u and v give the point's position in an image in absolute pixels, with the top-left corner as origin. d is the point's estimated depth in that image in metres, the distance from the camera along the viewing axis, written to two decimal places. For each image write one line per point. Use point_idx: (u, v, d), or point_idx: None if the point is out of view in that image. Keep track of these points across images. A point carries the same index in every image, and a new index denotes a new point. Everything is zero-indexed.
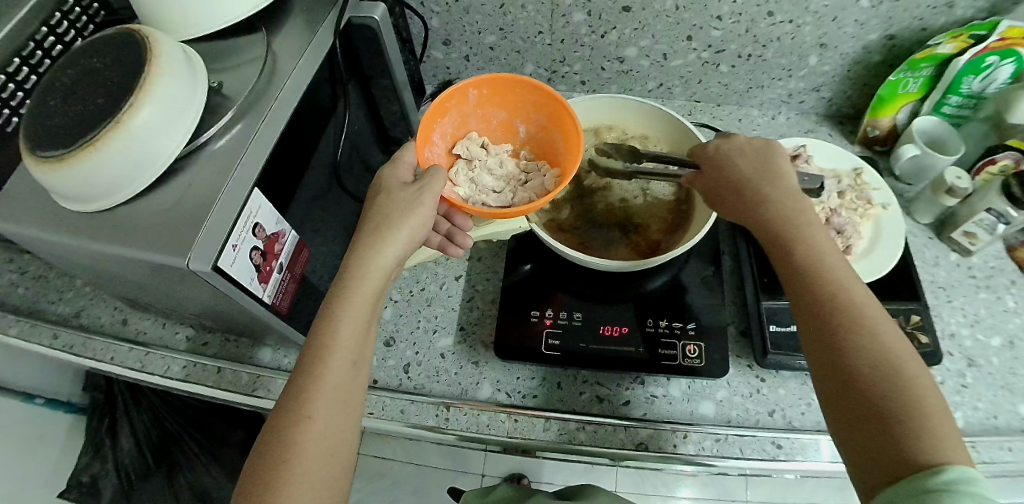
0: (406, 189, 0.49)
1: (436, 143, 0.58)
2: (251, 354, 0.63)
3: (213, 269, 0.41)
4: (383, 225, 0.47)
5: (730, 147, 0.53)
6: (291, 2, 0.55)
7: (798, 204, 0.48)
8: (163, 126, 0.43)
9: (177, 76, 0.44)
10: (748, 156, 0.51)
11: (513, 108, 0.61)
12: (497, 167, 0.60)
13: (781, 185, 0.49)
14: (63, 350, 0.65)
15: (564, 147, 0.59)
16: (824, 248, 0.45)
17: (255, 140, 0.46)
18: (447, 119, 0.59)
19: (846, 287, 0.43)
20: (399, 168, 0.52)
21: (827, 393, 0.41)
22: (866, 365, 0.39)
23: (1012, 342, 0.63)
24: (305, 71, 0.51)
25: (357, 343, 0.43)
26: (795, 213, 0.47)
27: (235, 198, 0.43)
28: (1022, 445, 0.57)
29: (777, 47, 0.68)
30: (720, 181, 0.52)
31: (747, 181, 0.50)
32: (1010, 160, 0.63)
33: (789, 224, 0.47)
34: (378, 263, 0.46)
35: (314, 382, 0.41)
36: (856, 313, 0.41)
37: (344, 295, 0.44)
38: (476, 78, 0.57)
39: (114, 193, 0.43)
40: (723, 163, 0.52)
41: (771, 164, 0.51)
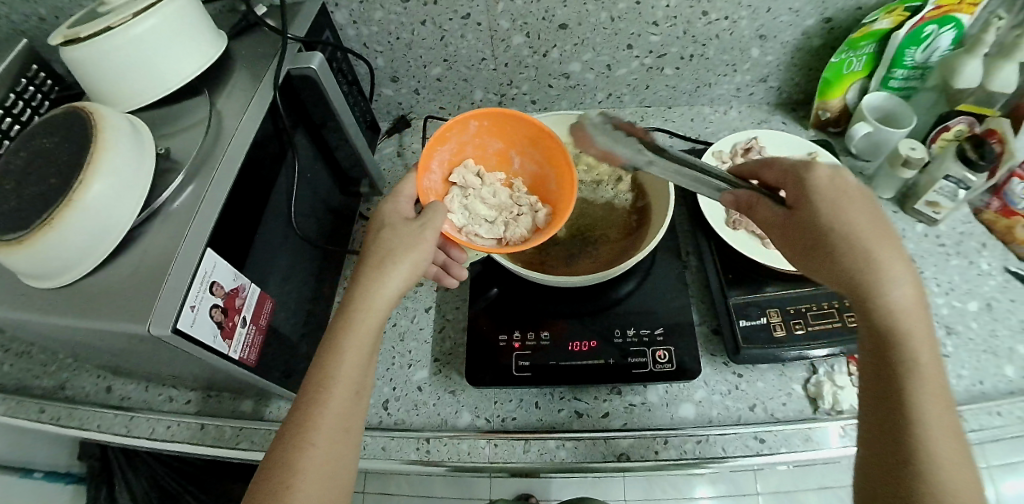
0: (409, 224, 0.49)
1: (433, 171, 0.58)
2: (235, 407, 0.64)
3: (173, 332, 0.41)
4: (387, 258, 0.47)
5: (842, 191, 0.42)
6: (233, 62, 0.57)
7: (910, 272, 0.39)
8: (116, 197, 0.44)
9: (126, 147, 0.46)
10: (854, 205, 0.41)
11: (510, 139, 0.61)
12: (491, 196, 0.59)
13: (896, 253, 0.39)
14: (50, 423, 0.65)
15: (557, 185, 0.60)
16: (927, 340, 0.38)
17: (206, 199, 0.47)
18: (446, 147, 0.59)
19: (932, 386, 0.37)
20: (400, 202, 0.52)
21: (871, 474, 0.38)
22: (925, 469, 0.35)
23: (989, 304, 0.63)
24: (250, 127, 0.52)
25: (359, 373, 0.43)
26: (905, 294, 0.39)
27: (190, 259, 0.44)
28: (1010, 408, 0.56)
29: (717, 44, 0.69)
30: (810, 225, 0.42)
31: (851, 236, 0.40)
32: (963, 124, 0.63)
33: (894, 305, 0.38)
34: (383, 293, 0.46)
35: (316, 408, 0.41)
36: (932, 417, 0.36)
37: (348, 322, 0.44)
38: (479, 110, 0.58)
39: (73, 268, 0.44)
40: (824, 211, 0.41)
41: (884, 223, 0.40)
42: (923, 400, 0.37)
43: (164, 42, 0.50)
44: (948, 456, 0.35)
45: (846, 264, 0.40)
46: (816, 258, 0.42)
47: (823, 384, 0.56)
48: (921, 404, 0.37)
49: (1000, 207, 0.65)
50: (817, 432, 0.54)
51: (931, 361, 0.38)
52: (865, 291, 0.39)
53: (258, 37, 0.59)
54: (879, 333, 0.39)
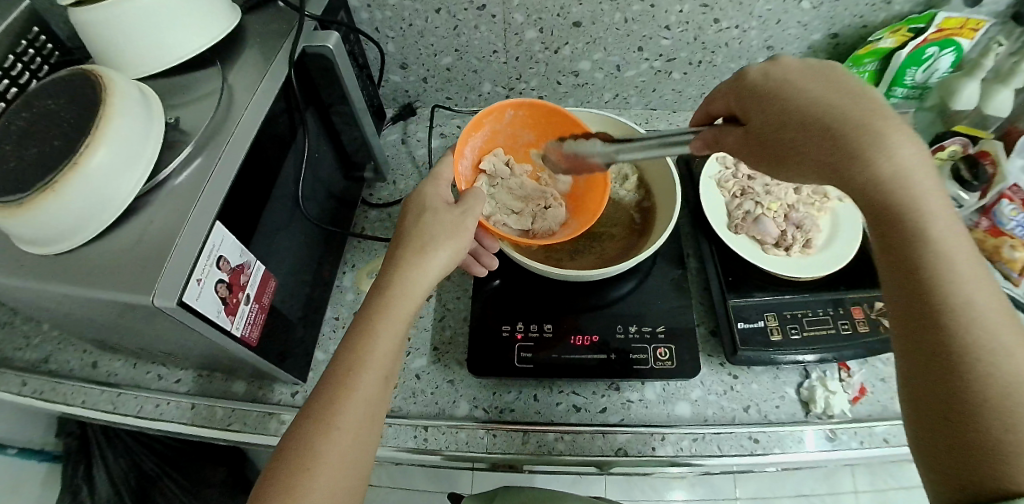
0: (451, 212, 0.50)
1: (467, 155, 0.60)
2: (226, 388, 0.62)
3: (179, 305, 0.40)
4: (429, 244, 0.47)
5: (804, 81, 0.42)
6: (246, 36, 0.56)
7: (909, 145, 0.37)
8: (121, 165, 0.43)
9: (134, 115, 0.45)
10: (827, 88, 0.40)
11: (542, 132, 0.63)
12: (519, 188, 0.61)
13: (892, 123, 0.37)
14: (32, 397, 0.63)
15: (586, 181, 0.63)
16: (945, 228, 0.36)
17: (216, 172, 0.46)
18: (480, 133, 0.60)
19: (955, 261, 0.35)
20: (441, 185, 0.53)
21: (914, 387, 0.35)
22: (978, 365, 0.32)
23: None
24: (262, 103, 0.51)
25: (390, 358, 0.43)
26: (910, 168, 0.36)
27: (198, 232, 0.43)
28: None
29: (726, 52, 0.70)
30: (781, 121, 0.41)
31: (836, 118, 0.38)
32: (957, 145, 0.65)
33: (902, 182, 0.36)
34: (421, 280, 0.46)
35: (346, 391, 0.41)
36: (970, 303, 0.34)
37: (382, 309, 0.44)
38: (516, 100, 0.59)
39: (73, 235, 0.43)
40: (793, 101, 0.40)
41: (877, 103, 0.39)
42: (964, 294, 0.34)
43: (177, 10, 0.49)
44: (1003, 347, 0.33)
45: (839, 145, 0.38)
46: (797, 152, 0.41)
47: (816, 388, 0.57)
48: (956, 293, 0.34)
49: (988, 227, 0.65)
50: (808, 434, 0.55)
51: (950, 237, 0.36)
52: (869, 169, 0.37)
53: (272, 13, 0.58)
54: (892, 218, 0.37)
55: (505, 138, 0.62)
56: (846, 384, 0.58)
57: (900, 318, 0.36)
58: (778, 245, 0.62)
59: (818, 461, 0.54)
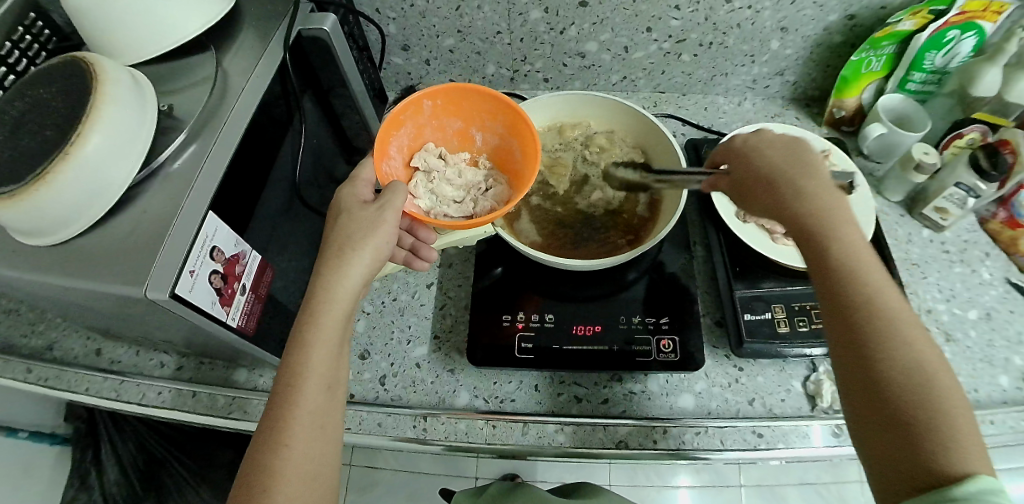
0: (366, 209, 0.48)
1: (393, 156, 0.56)
2: (228, 375, 0.62)
3: (172, 296, 0.39)
4: (346, 246, 0.46)
5: (765, 138, 0.46)
6: (241, 18, 0.54)
7: (836, 195, 0.41)
8: (114, 152, 0.41)
9: (126, 100, 0.43)
10: (774, 144, 0.45)
11: (467, 116, 0.59)
12: (457, 177, 0.58)
13: (817, 174, 0.42)
14: (38, 384, 0.63)
15: (522, 156, 0.58)
16: (872, 270, 0.39)
17: (211, 159, 0.45)
18: (403, 131, 0.57)
19: (888, 296, 0.38)
20: (358, 186, 0.51)
21: (852, 409, 0.37)
22: (901, 392, 0.35)
23: (989, 314, 0.62)
24: (257, 88, 0.50)
25: (330, 366, 0.43)
26: (829, 206, 0.41)
27: (190, 223, 0.42)
28: (1004, 418, 0.56)
29: (738, 34, 0.68)
30: (745, 171, 0.46)
31: (775, 170, 0.44)
32: (977, 132, 0.62)
33: (824, 218, 0.41)
34: (346, 284, 0.45)
35: (290, 406, 0.40)
36: (903, 335, 0.36)
37: (311, 317, 0.43)
38: (431, 88, 0.55)
39: (67, 226, 0.41)
40: (749, 154, 0.46)
41: (803, 159, 0.43)
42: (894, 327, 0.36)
43: None
44: (930, 378, 0.35)
45: (779, 194, 0.43)
46: (753, 194, 0.46)
47: (823, 382, 0.56)
48: (882, 314, 0.37)
49: (1006, 218, 0.64)
50: (814, 428, 0.54)
51: (879, 278, 0.38)
52: (805, 207, 0.41)
53: None
54: (820, 255, 0.40)
55: (432, 131, 0.59)
56: None
57: (839, 349, 0.38)
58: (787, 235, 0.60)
59: (823, 456, 0.53)
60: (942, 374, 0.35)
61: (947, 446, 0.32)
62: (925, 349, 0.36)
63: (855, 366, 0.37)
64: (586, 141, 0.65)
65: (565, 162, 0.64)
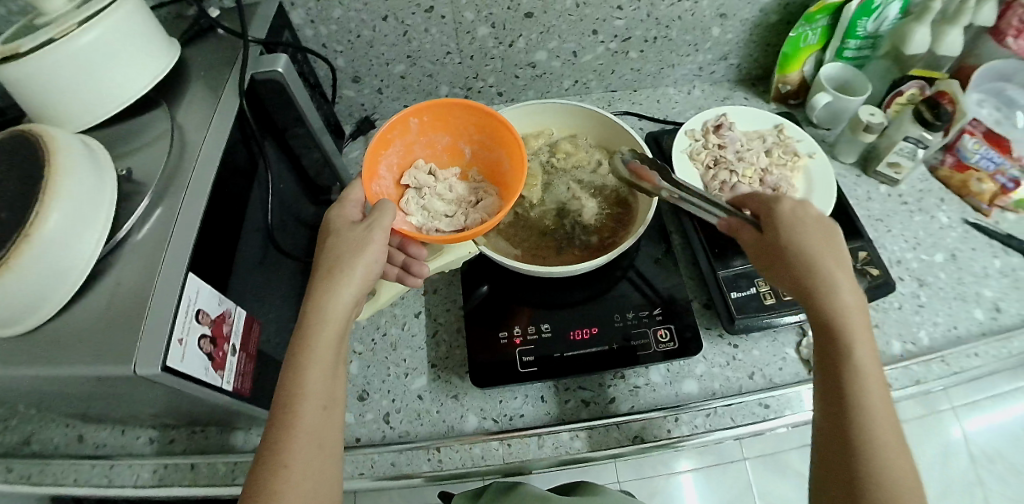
0: (354, 228, 0.48)
1: (383, 175, 0.57)
2: (225, 440, 0.60)
3: (165, 370, 0.38)
4: (337, 266, 0.46)
5: (808, 221, 0.47)
6: (189, 72, 0.53)
7: (858, 296, 0.45)
8: (77, 225, 0.40)
9: (82, 170, 0.41)
10: (816, 229, 0.47)
11: (456, 131, 0.60)
12: (448, 191, 0.58)
13: (846, 272, 0.45)
14: (19, 484, 0.59)
15: (510, 167, 0.58)
16: (874, 375, 0.42)
17: (180, 220, 0.44)
18: (392, 150, 0.57)
19: (880, 403, 0.41)
20: (347, 206, 0.51)
21: (824, 486, 0.41)
22: (879, 495, 0.38)
23: (954, 255, 0.65)
24: (217, 140, 0.48)
25: (327, 386, 0.43)
26: (850, 306, 0.44)
27: (169, 290, 0.40)
28: (986, 349, 0.59)
29: (680, 26, 0.70)
30: (774, 245, 0.48)
31: (811, 256, 0.46)
32: (915, 88, 0.66)
33: (844, 317, 0.44)
34: (337, 304, 0.45)
35: (290, 427, 0.40)
36: (886, 443, 0.40)
37: (306, 340, 0.43)
38: (417, 105, 0.56)
39: (35, 312, 0.39)
40: (786, 233, 0.47)
41: (838, 257, 0.46)
42: (879, 433, 0.40)
43: (114, 54, 0.45)
44: (896, 482, 0.39)
45: (807, 284, 0.45)
46: (781, 273, 0.48)
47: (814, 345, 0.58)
48: (877, 419, 0.41)
49: (954, 163, 0.68)
50: None
51: (877, 384, 0.42)
52: (829, 303, 0.44)
53: (211, 43, 0.55)
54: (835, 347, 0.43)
55: (421, 148, 0.59)
56: None
57: (830, 434, 0.42)
58: None
59: None
60: (910, 481, 0.39)
61: None
62: (898, 458, 0.40)
63: (835, 448, 0.41)
64: (551, 147, 0.66)
65: (536, 173, 0.64)
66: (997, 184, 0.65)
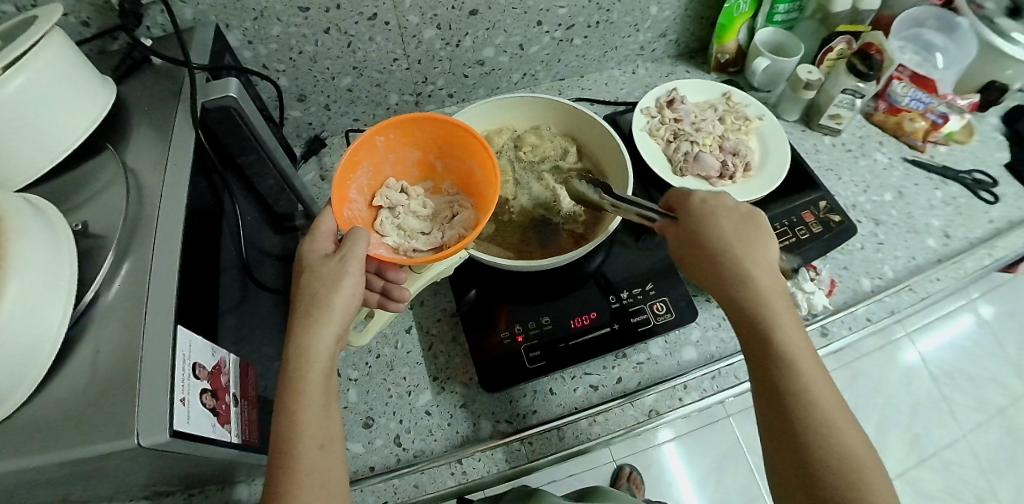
0: (326, 262, 0.46)
1: (355, 199, 0.54)
2: (226, 496, 0.56)
3: (174, 435, 0.35)
4: (313, 303, 0.44)
5: (721, 214, 0.50)
6: (128, 110, 0.49)
7: (769, 272, 0.47)
8: (42, 292, 0.36)
9: (34, 231, 0.37)
10: (728, 219, 0.49)
11: (423, 145, 0.58)
12: (423, 208, 0.57)
13: (754, 249, 0.47)
14: None
15: (483, 176, 0.57)
16: (798, 341, 0.43)
17: (156, 270, 0.40)
18: (361, 172, 0.55)
19: (810, 365, 0.42)
20: (318, 240, 0.49)
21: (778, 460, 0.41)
22: (825, 452, 0.39)
23: (900, 192, 0.70)
24: (178, 180, 0.45)
25: (322, 425, 0.41)
26: (763, 281, 0.46)
27: (159, 347, 0.37)
28: (946, 273, 0.64)
29: (620, 7, 0.72)
30: (695, 238, 0.49)
31: (725, 246, 0.48)
32: (843, 44, 0.70)
33: (761, 295, 0.45)
34: (319, 342, 0.43)
35: (289, 475, 0.39)
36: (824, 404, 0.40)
37: (294, 384, 0.42)
38: (382, 124, 0.53)
39: (6, 399, 0.35)
40: (704, 227, 0.49)
41: (749, 240, 0.48)
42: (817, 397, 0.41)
43: (46, 100, 0.41)
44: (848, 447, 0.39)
45: (723, 266, 0.47)
46: (701, 261, 0.49)
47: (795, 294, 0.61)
48: (812, 398, 0.41)
49: (887, 108, 0.73)
50: None
51: (802, 347, 0.43)
52: (745, 281, 0.46)
53: (146, 77, 0.51)
54: (760, 334, 0.44)
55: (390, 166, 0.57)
56: (820, 282, 0.63)
57: (766, 403, 0.42)
58: (722, 177, 0.66)
59: None
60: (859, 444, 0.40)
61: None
62: (845, 427, 0.40)
63: (778, 416, 0.41)
64: (516, 141, 0.66)
65: (505, 170, 0.65)
66: (928, 121, 0.71)
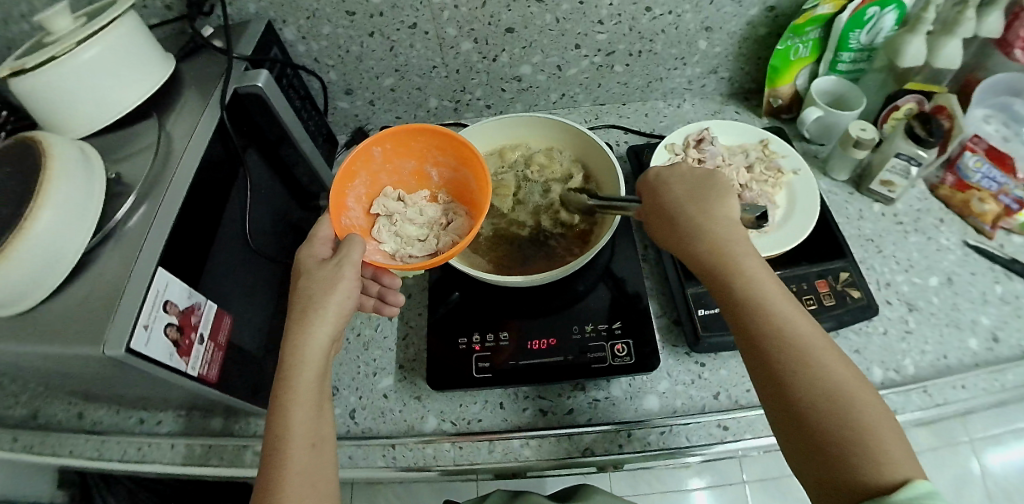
0: (324, 267, 0.50)
1: (352, 207, 0.58)
2: (206, 424, 0.63)
3: (128, 352, 0.41)
4: (309, 307, 0.48)
5: (676, 180, 0.51)
6: (183, 83, 0.58)
7: (729, 221, 0.47)
8: (68, 222, 0.44)
9: (74, 173, 0.46)
10: (682, 184, 0.51)
11: (419, 155, 0.62)
12: (418, 215, 0.61)
13: (711, 203, 0.48)
14: (23, 453, 0.64)
15: (477, 185, 0.60)
16: (764, 282, 0.43)
17: (158, 218, 0.48)
18: (358, 182, 0.59)
19: (778, 303, 0.42)
20: (315, 244, 0.53)
21: (771, 408, 0.40)
22: (808, 386, 0.38)
23: (950, 279, 0.62)
24: (198, 148, 0.52)
25: (313, 424, 0.45)
26: (721, 228, 0.46)
27: (141, 282, 0.44)
28: (975, 381, 0.55)
29: (664, 39, 0.70)
30: (654, 206, 0.51)
31: (678, 208, 0.49)
32: (912, 103, 0.64)
33: (720, 244, 0.45)
34: (312, 345, 0.47)
35: (281, 467, 0.42)
36: (793, 337, 0.40)
37: (287, 384, 0.46)
38: (377, 135, 0.58)
39: (25, 298, 0.43)
40: (659, 193, 0.51)
41: (708, 191, 0.49)
42: (786, 333, 0.41)
43: (113, 67, 0.50)
44: (828, 373, 0.39)
45: (682, 222, 0.48)
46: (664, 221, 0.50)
47: None
48: (786, 337, 0.40)
49: (954, 181, 0.64)
50: None
51: (768, 286, 0.43)
52: (705, 231, 0.46)
53: (205, 58, 0.60)
54: (725, 285, 0.44)
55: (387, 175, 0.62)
56: None
57: (747, 353, 0.42)
58: None
59: None
60: (842, 370, 0.39)
61: (863, 439, 0.36)
62: (826, 356, 0.39)
63: (757, 361, 0.41)
64: (526, 160, 0.67)
65: (509, 185, 0.66)
66: (1000, 204, 0.62)
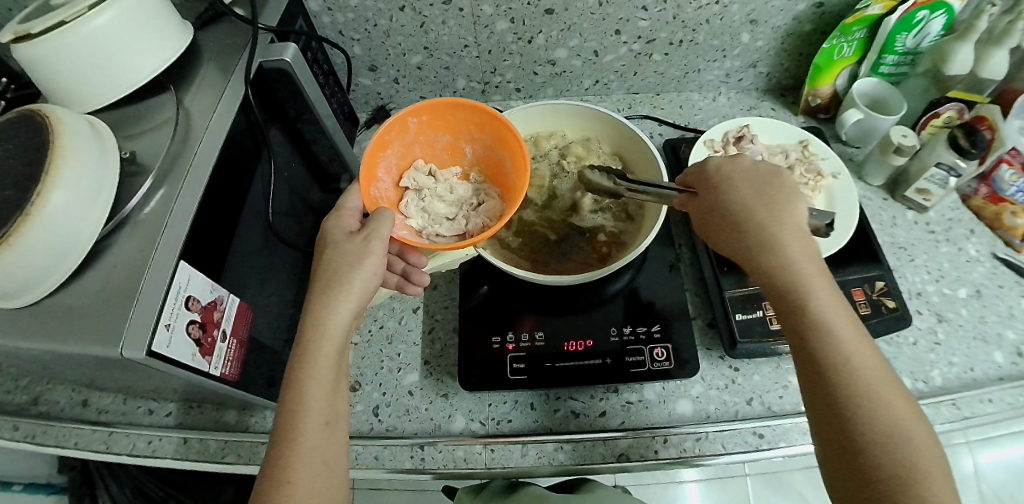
0: (353, 240, 0.47)
1: (382, 179, 0.55)
2: (220, 416, 0.60)
3: (149, 354, 0.38)
4: (336, 279, 0.45)
5: (745, 178, 0.47)
6: (200, 53, 0.53)
7: (801, 237, 0.44)
8: (79, 207, 0.40)
9: (84, 153, 0.41)
10: (749, 184, 0.46)
11: (455, 130, 0.58)
12: (448, 193, 0.57)
13: (786, 214, 0.45)
14: (25, 442, 0.60)
15: (512, 168, 0.56)
16: (831, 309, 0.42)
17: (178, 204, 0.44)
18: (390, 152, 0.56)
19: (844, 333, 0.41)
20: (343, 216, 0.50)
21: (823, 436, 0.40)
22: (868, 422, 0.38)
23: (979, 291, 0.62)
24: (220, 127, 0.48)
25: (329, 403, 0.43)
26: (793, 248, 0.43)
27: (160, 277, 0.40)
28: (1001, 395, 0.56)
29: (708, 30, 0.67)
30: (717, 207, 0.47)
31: (748, 216, 0.45)
32: (952, 111, 0.63)
33: (791, 265, 0.43)
34: (335, 318, 0.44)
35: (292, 445, 0.40)
36: (855, 370, 0.40)
37: (306, 358, 0.43)
38: (415, 106, 0.54)
39: (32, 290, 0.39)
40: (726, 193, 0.46)
41: (779, 199, 0.45)
42: (850, 366, 0.40)
43: (125, 36, 0.45)
44: (886, 409, 0.38)
45: (753, 235, 0.44)
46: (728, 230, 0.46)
47: None
48: (847, 362, 0.40)
49: (988, 193, 0.64)
50: None
51: (833, 313, 0.42)
52: (778, 251, 0.43)
53: (223, 27, 0.55)
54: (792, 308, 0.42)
55: (420, 148, 0.58)
56: None
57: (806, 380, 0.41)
58: None
59: None
60: (898, 404, 0.39)
61: (914, 477, 0.37)
62: (886, 389, 0.39)
63: (818, 390, 0.40)
64: (562, 150, 0.64)
65: (543, 175, 0.63)
66: None
